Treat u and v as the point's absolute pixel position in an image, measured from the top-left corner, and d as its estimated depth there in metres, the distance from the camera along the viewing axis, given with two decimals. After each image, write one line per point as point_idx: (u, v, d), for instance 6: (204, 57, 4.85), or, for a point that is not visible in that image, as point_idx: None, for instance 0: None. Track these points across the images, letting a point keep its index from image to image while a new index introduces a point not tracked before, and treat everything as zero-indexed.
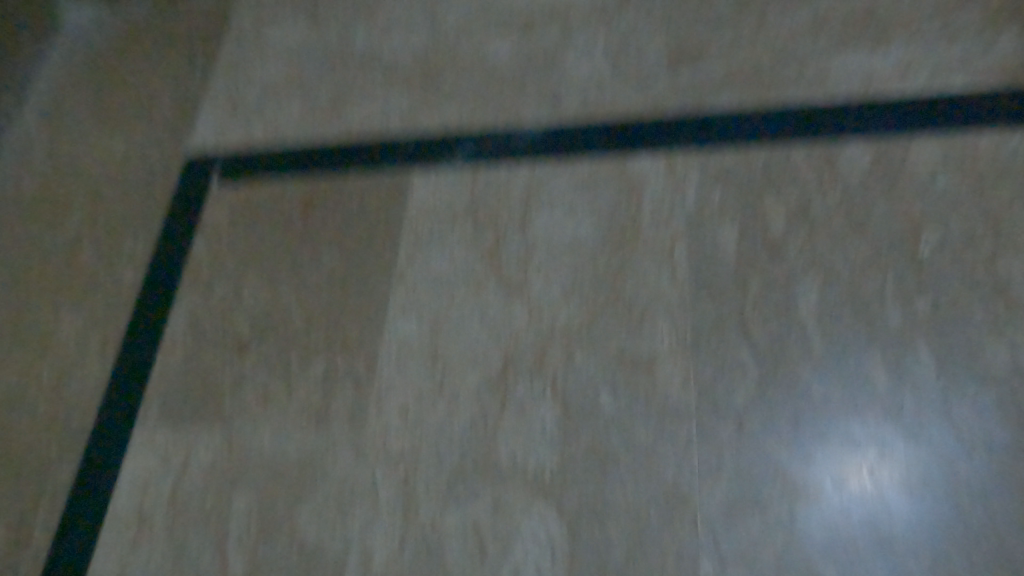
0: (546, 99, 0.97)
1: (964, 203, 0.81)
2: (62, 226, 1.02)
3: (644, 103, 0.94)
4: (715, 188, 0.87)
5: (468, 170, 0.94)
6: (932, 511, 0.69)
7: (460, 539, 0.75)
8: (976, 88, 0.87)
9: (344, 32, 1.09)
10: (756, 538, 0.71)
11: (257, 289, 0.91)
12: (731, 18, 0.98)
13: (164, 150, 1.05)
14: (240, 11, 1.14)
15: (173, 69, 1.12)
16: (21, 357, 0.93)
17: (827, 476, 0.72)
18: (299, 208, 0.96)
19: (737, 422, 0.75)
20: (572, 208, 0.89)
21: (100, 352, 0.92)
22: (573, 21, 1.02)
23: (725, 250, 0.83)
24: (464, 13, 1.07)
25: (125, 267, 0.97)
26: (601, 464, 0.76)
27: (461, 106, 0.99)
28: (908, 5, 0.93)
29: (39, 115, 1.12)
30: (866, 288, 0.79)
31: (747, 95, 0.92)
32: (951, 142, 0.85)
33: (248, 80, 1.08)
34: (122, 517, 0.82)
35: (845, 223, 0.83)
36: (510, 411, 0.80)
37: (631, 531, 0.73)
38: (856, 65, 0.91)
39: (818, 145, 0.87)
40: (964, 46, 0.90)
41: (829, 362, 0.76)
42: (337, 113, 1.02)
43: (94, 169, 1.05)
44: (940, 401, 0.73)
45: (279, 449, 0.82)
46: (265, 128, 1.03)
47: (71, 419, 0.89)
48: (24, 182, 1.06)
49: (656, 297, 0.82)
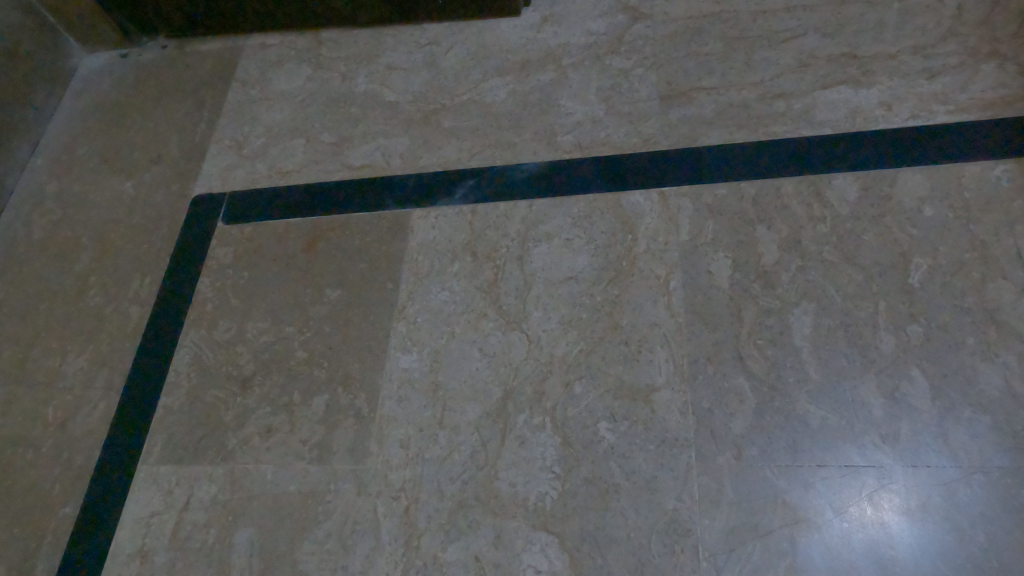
0: (542, 137, 1.00)
1: (951, 230, 0.83)
2: (72, 266, 1.04)
3: (637, 139, 0.97)
4: (708, 220, 0.89)
5: (467, 207, 0.97)
6: (934, 536, 0.69)
7: (462, 570, 0.75)
8: (958, 121, 0.90)
9: (348, 77, 1.13)
10: (758, 567, 0.70)
11: (261, 325, 0.93)
12: (719, 58, 1.02)
13: (172, 191, 1.08)
14: (247, 60, 1.19)
15: (181, 114, 1.16)
16: (28, 395, 0.94)
17: (826, 502, 0.72)
18: (303, 246, 0.98)
19: (736, 449, 0.76)
20: (569, 242, 0.91)
21: (105, 387, 0.93)
22: (568, 63, 1.06)
23: (719, 279, 0.85)
24: (463, 57, 1.11)
25: (132, 304, 0.99)
26: (601, 493, 0.76)
27: (460, 145, 1.02)
28: (889, 44, 0.97)
29: (51, 160, 1.15)
30: (860, 314, 0.80)
31: (736, 130, 0.95)
32: (937, 172, 0.87)
33: (255, 124, 1.12)
34: (126, 552, 0.82)
35: (836, 251, 0.84)
36: (511, 441, 0.80)
37: (633, 561, 0.73)
38: (841, 100, 0.95)
39: (807, 177, 0.90)
40: (944, 80, 0.93)
41: (825, 387, 0.77)
42: (340, 153, 1.06)
43: (103, 212, 1.08)
44: (936, 425, 0.74)
45: (281, 483, 0.82)
46: (270, 169, 1.06)
47: (76, 456, 0.89)
48: (35, 224, 1.09)
49: (652, 326, 0.84)
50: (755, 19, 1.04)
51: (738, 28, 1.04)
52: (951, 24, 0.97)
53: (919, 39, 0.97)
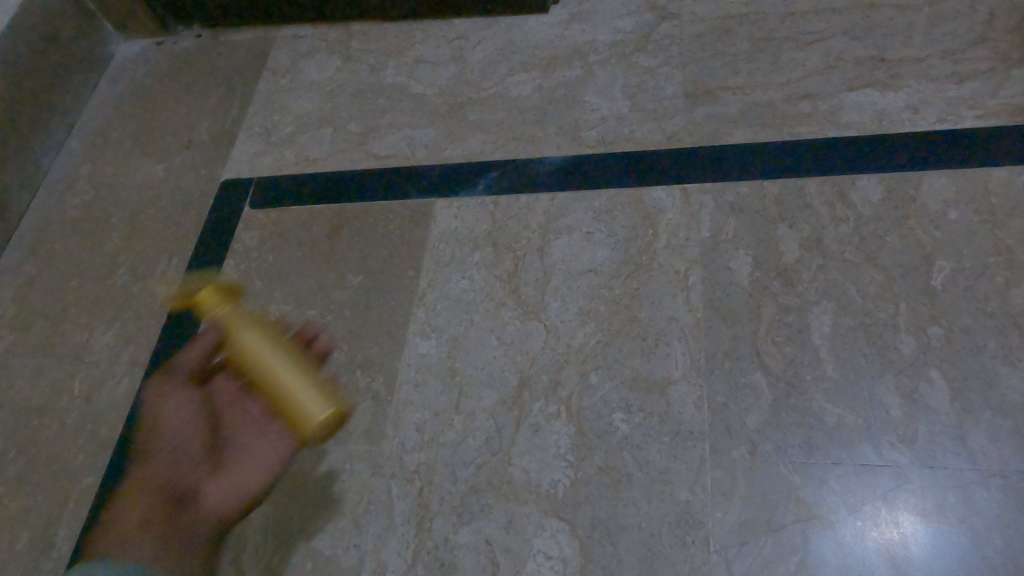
0: (566, 132, 1.01)
1: (976, 234, 0.83)
2: (102, 245, 1.06)
3: (661, 137, 0.98)
4: (729, 217, 0.89)
5: (489, 198, 0.97)
6: (948, 537, 0.69)
7: (473, 554, 0.76)
8: (986, 126, 0.89)
9: (376, 69, 1.15)
10: (769, 561, 0.70)
11: (283, 307, 0.95)
12: (746, 58, 1.02)
13: (201, 176, 1.10)
14: (279, 50, 1.22)
15: (213, 101, 1.18)
16: (55, 367, 0.96)
17: (840, 500, 0.71)
18: (327, 232, 1.00)
19: (751, 444, 0.76)
20: (589, 235, 0.92)
21: (131, 363, 0.95)
22: (594, 60, 1.07)
23: (739, 276, 0.85)
24: (491, 52, 1.12)
25: (160, 283, 1.01)
26: (613, 482, 0.77)
27: (485, 138, 1.03)
28: (918, 48, 0.97)
29: (86, 143, 1.18)
30: (880, 315, 0.80)
31: (760, 130, 0.95)
32: (963, 176, 0.86)
33: (284, 112, 1.14)
34: None
35: (857, 252, 0.84)
36: (525, 428, 0.81)
37: (643, 550, 0.73)
38: (867, 103, 0.94)
39: (830, 178, 0.90)
40: (974, 85, 0.93)
41: (842, 386, 0.77)
42: (366, 143, 1.07)
43: (134, 193, 1.11)
44: (955, 427, 0.73)
45: (298, 461, 0.83)
46: (298, 156, 1.08)
47: (99, 427, 0.91)
48: (69, 203, 1.12)
49: (670, 320, 0.84)
50: (784, 21, 1.04)
51: (766, 29, 1.04)
52: (982, 30, 0.97)
53: (949, 44, 0.96)
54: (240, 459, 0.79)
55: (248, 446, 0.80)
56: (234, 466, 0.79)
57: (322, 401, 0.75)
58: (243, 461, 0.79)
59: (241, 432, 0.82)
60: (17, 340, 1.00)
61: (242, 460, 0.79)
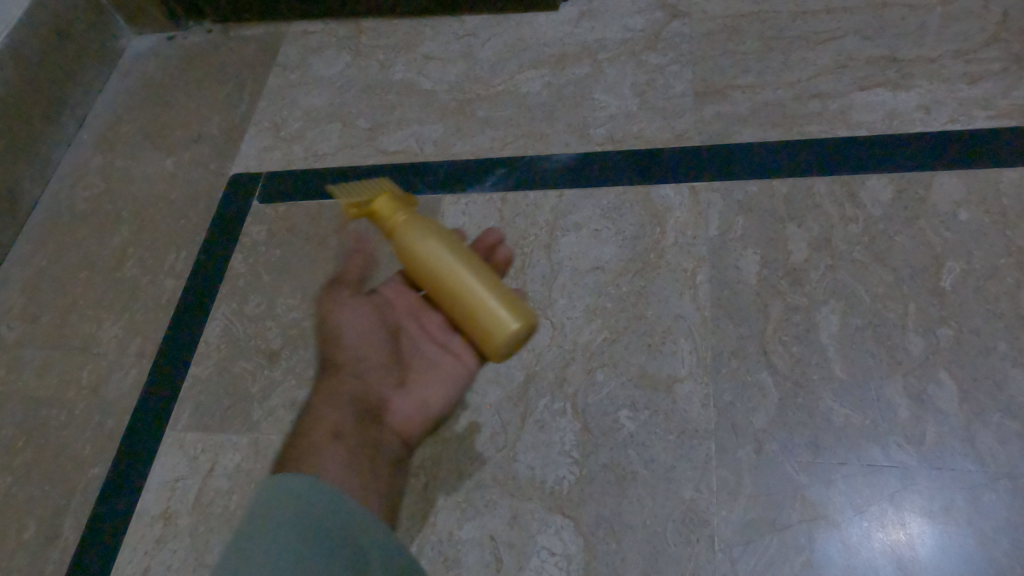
0: (575, 130, 1.01)
1: (987, 235, 0.82)
2: (112, 238, 1.07)
3: (670, 135, 0.97)
4: (738, 216, 0.89)
5: (498, 194, 0.97)
6: (955, 540, 0.68)
7: (478, 549, 0.76)
8: (998, 127, 0.89)
9: (385, 65, 1.15)
10: (773, 561, 0.70)
11: (290, 301, 0.95)
12: (756, 57, 1.01)
13: (210, 170, 1.11)
14: (289, 46, 1.22)
15: (223, 96, 1.19)
16: (63, 358, 0.97)
17: (847, 500, 0.71)
18: (335, 227, 1.00)
19: (757, 443, 0.75)
20: (597, 232, 0.92)
21: (139, 355, 0.96)
22: (603, 58, 1.07)
23: (747, 275, 0.85)
24: (500, 49, 1.12)
25: (168, 277, 1.02)
26: (619, 479, 0.76)
27: (493, 135, 1.03)
28: (930, 48, 0.96)
29: (97, 136, 1.19)
30: (888, 315, 0.79)
31: (770, 128, 0.95)
32: (974, 177, 0.86)
33: (294, 107, 1.14)
34: (150, 516, 0.83)
35: (866, 252, 0.84)
36: (531, 424, 0.81)
37: (648, 549, 0.73)
38: (878, 102, 0.94)
39: (840, 177, 0.89)
40: (986, 86, 0.92)
41: (849, 387, 0.76)
42: (375, 139, 1.07)
43: (144, 187, 1.11)
44: (963, 429, 0.72)
45: None
46: (307, 152, 1.09)
47: (107, 419, 0.91)
48: (79, 196, 1.12)
49: (677, 318, 0.84)
50: (794, 20, 1.04)
51: (776, 29, 1.03)
52: (995, 30, 0.96)
53: (961, 44, 0.96)
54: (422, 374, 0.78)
55: (430, 360, 0.78)
56: (422, 380, 0.78)
57: (509, 309, 0.70)
58: (428, 376, 0.78)
59: (421, 344, 0.80)
60: (26, 331, 1.00)
61: (428, 374, 0.78)
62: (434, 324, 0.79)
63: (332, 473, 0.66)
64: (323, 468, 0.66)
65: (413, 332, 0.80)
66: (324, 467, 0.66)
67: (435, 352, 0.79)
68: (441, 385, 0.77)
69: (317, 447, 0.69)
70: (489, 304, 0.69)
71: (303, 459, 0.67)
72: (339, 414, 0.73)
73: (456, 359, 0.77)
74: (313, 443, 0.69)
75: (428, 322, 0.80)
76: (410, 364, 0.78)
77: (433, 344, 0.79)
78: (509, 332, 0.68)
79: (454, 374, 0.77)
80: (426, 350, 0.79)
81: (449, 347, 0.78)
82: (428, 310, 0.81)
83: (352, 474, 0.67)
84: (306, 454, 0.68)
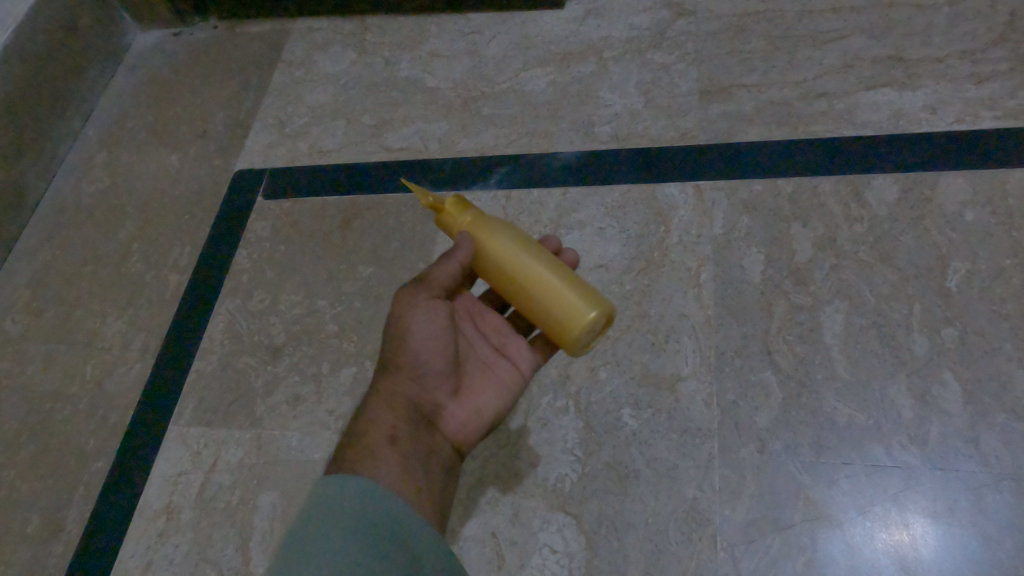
0: (580, 128, 1.01)
1: (993, 236, 0.82)
2: (116, 233, 1.07)
3: (675, 133, 0.97)
4: (742, 215, 0.89)
5: (502, 192, 0.97)
6: (959, 540, 0.68)
7: (479, 546, 0.76)
8: (1005, 127, 0.88)
9: (391, 62, 1.15)
10: (776, 560, 0.70)
11: (294, 297, 0.95)
12: (762, 56, 1.01)
13: (215, 166, 1.11)
14: (294, 43, 1.22)
15: (228, 93, 1.19)
16: (67, 353, 0.97)
17: (850, 500, 0.71)
18: (339, 223, 1.00)
19: (759, 442, 0.75)
20: (601, 230, 0.91)
21: (142, 350, 0.96)
22: (609, 56, 1.07)
23: (751, 274, 0.85)
24: (505, 46, 1.12)
25: (172, 272, 1.02)
26: (621, 478, 0.76)
27: (498, 132, 1.03)
28: (937, 48, 0.96)
29: (102, 131, 1.19)
30: (893, 316, 0.79)
31: (775, 128, 0.95)
32: (980, 178, 0.85)
33: (299, 104, 1.14)
34: (153, 510, 0.84)
35: (871, 252, 0.84)
36: (533, 422, 0.81)
37: (650, 547, 0.73)
38: (884, 102, 0.94)
39: (845, 177, 0.89)
40: (993, 86, 0.92)
41: (853, 386, 0.76)
42: (379, 135, 1.07)
43: (149, 182, 1.11)
44: (968, 430, 0.72)
45: (306, 450, 0.83)
46: (311, 148, 1.09)
47: (110, 413, 0.92)
48: (84, 191, 1.13)
49: (681, 317, 0.84)
50: (801, 19, 1.03)
51: (782, 28, 1.03)
52: (1003, 31, 0.96)
53: (968, 44, 0.95)
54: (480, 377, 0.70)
55: (486, 363, 0.71)
56: (478, 385, 0.70)
57: (587, 299, 0.63)
58: (485, 381, 0.70)
59: (476, 346, 0.73)
60: (30, 325, 1.00)
61: (485, 378, 0.70)
62: (488, 326, 0.74)
63: (387, 479, 0.59)
64: (377, 470, 0.60)
65: (469, 332, 0.73)
66: (377, 472, 0.60)
67: (491, 356, 0.72)
68: (498, 391, 0.70)
69: (368, 450, 0.62)
70: (563, 296, 0.63)
71: (353, 462, 0.61)
72: (392, 418, 0.65)
73: (510, 363, 0.72)
74: (363, 448, 0.62)
75: (484, 324, 0.74)
76: (466, 366, 0.71)
77: (487, 346, 0.73)
78: (587, 324, 0.62)
79: (512, 380, 0.71)
80: (481, 352, 0.72)
81: (503, 350, 0.73)
82: (485, 312, 0.75)
83: (407, 484, 0.60)
84: (354, 456, 0.62)
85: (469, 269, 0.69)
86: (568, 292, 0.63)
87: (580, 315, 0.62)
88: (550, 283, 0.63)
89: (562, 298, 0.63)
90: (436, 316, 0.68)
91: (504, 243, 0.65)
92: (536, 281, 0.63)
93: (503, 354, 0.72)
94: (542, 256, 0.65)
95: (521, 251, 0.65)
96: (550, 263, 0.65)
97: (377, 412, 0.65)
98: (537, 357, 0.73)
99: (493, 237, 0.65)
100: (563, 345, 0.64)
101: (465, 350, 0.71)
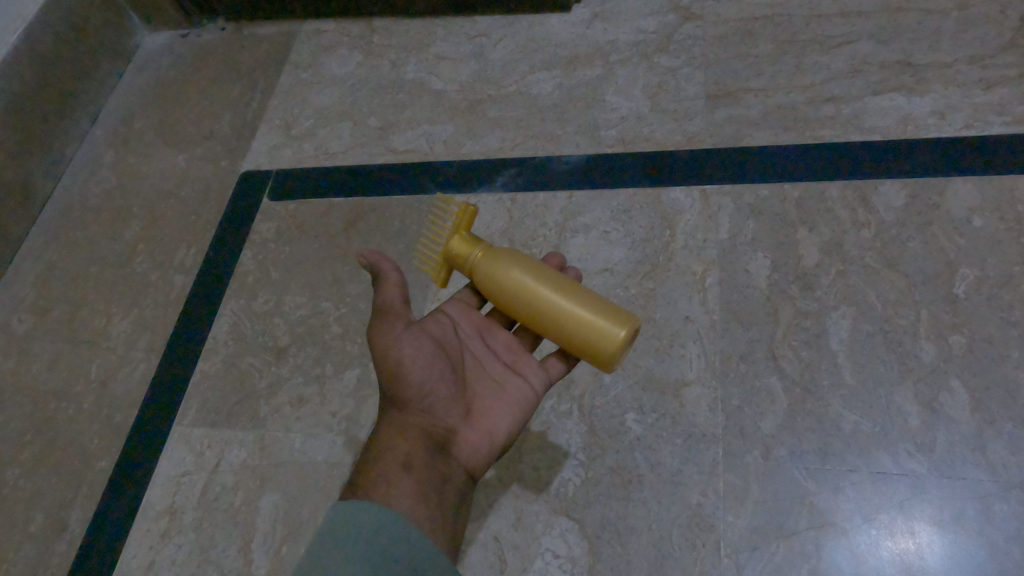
0: (585, 131, 1.01)
1: (1001, 243, 0.81)
2: (122, 233, 1.07)
3: (681, 137, 0.97)
4: (748, 220, 0.89)
5: (508, 194, 0.97)
6: (965, 550, 0.67)
7: (482, 550, 0.75)
8: (1013, 133, 0.88)
9: (397, 65, 1.15)
10: (781, 567, 0.69)
11: (298, 299, 0.95)
12: (769, 60, 1.01)
13: (221, 167, 1.11)
14: (301, 45, 1.23)
15: (235, 93, 1.19)
16: (73, 352, 0.97)
17: (855, 508, 0.70)
18: (344, 225, 1.00)
19: (764, 448, 0.75)
20: (606, 234, 0.91)
21: (148, 351, 0.96)
22: (615, 60, 1.07)
23: (756, 279, 0.84)
24: (511, 49, 1.12)
25: (178, 272, 1.02)
26: (625, 483, 0.76)
27: (504, 135, 1.03)
28: (945, 53, 0.95)
29: (110, 132, 1.20)
30: (900, 322, 0.79)
31: (782, 132, 0.94)
32: (989, 184, 0.85)
33: (305, 105, 1.15)
34: (155, 510, 0.83)
35: (877, 257, 0.83)
36: (537, 425, 0.80)
37: (653, 553, 0.72)
38: (892, 107, 0.93)
39: (852, 183, 0.89)
40: (1002, 91, 0.91)
41: (861, 393, 0.76)
42: (385, 138, 1.08)
43: (156, 183, 1.12)
44: (975, 438, 0.71)
45: (309, 452, 0.83)
46: (317, 150, 1.09)
47: (114, 413, 0.92)
48: (91, 191, 1.13)
49: (686, 321, 0.83)
50: (808, 23, 1.03)
51: (790, 32, 1.03)
52: (1012, 36, 0.95)
53: (977, 50, 0.95)
54: (492, 400, 0.67)
55: (498, 383, 0.68)
56: (490, 407, 0.66)
57: (613, 317, 0.58)
58: (498, 402, 0.67)
59: (486, 364, 0.69)
60: (36, 324, 1.01)
61: (498, 399, 0.67)
62: (499, 342, 0.70)
63: (403, 508, 0.55)
64: (392, 497, 0.56)
65: (475, 350, 0.69)
66: (390, 502, 0.56)
67: (502, 374, 0.68)
68: (512, 410, 0.66)
69: (383, 479, 0.58)
70: (587, 320, 0.58)
71: (368, 491, 0.56)
72: (405, 446, 0.61)
73: (523, 380, 0.68)
74: (376, 479, 0.58)
75: (493, 340, 0.70)
76: (477, 389, 0.67)
77: (498, 363, 0.69)
78: (618, 345, 0.57)
79: (526, 399, 0.67)
80: (492, 371, 0.69)
81: (514, 367, 0.69)
82: (495, 329, 0.71)
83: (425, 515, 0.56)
84: (365, 487, 0.57)
85: (491, 293, 0.63)
86: (590, 316, 0.58)
87: (610, 335, 0.57)
88: (571, 311, 0.58)
89: (586, 322, 0.58)
90: (423, 345, 0.64)
91: (521, 273, 0.61)
92: (558, 312, 0.59)
93: (515, 371, 0.69)
94: (560, 283, 0.61)
95: (536, 278, 0.61)
96: (563, 296, 0.59)
97: (387, 443, 0.61)
98: (551, 372, 0.69)
99: (505, 272, 0.62)
100: (596, 366, 0.59)
101: (475, 371, 0.68)
